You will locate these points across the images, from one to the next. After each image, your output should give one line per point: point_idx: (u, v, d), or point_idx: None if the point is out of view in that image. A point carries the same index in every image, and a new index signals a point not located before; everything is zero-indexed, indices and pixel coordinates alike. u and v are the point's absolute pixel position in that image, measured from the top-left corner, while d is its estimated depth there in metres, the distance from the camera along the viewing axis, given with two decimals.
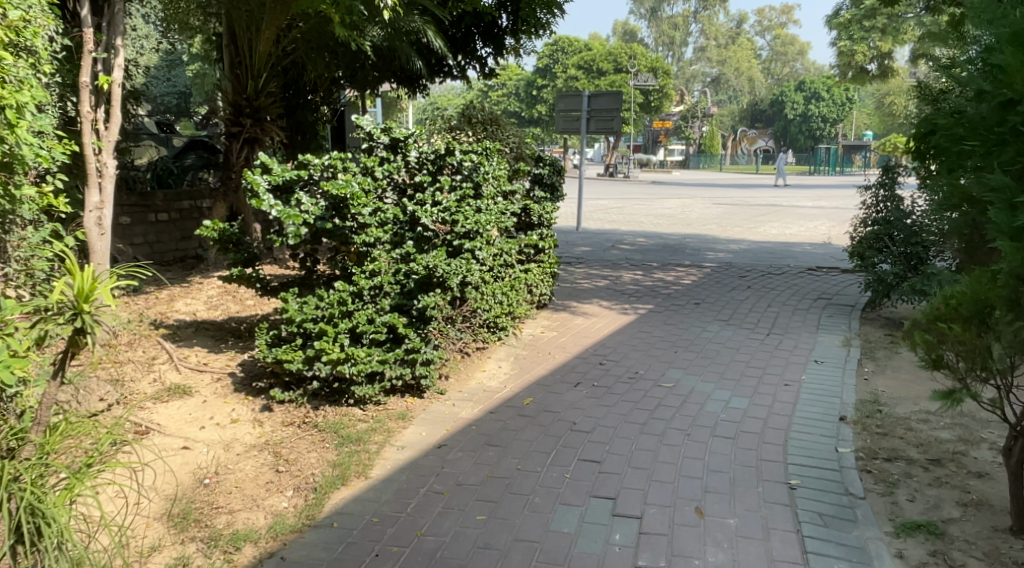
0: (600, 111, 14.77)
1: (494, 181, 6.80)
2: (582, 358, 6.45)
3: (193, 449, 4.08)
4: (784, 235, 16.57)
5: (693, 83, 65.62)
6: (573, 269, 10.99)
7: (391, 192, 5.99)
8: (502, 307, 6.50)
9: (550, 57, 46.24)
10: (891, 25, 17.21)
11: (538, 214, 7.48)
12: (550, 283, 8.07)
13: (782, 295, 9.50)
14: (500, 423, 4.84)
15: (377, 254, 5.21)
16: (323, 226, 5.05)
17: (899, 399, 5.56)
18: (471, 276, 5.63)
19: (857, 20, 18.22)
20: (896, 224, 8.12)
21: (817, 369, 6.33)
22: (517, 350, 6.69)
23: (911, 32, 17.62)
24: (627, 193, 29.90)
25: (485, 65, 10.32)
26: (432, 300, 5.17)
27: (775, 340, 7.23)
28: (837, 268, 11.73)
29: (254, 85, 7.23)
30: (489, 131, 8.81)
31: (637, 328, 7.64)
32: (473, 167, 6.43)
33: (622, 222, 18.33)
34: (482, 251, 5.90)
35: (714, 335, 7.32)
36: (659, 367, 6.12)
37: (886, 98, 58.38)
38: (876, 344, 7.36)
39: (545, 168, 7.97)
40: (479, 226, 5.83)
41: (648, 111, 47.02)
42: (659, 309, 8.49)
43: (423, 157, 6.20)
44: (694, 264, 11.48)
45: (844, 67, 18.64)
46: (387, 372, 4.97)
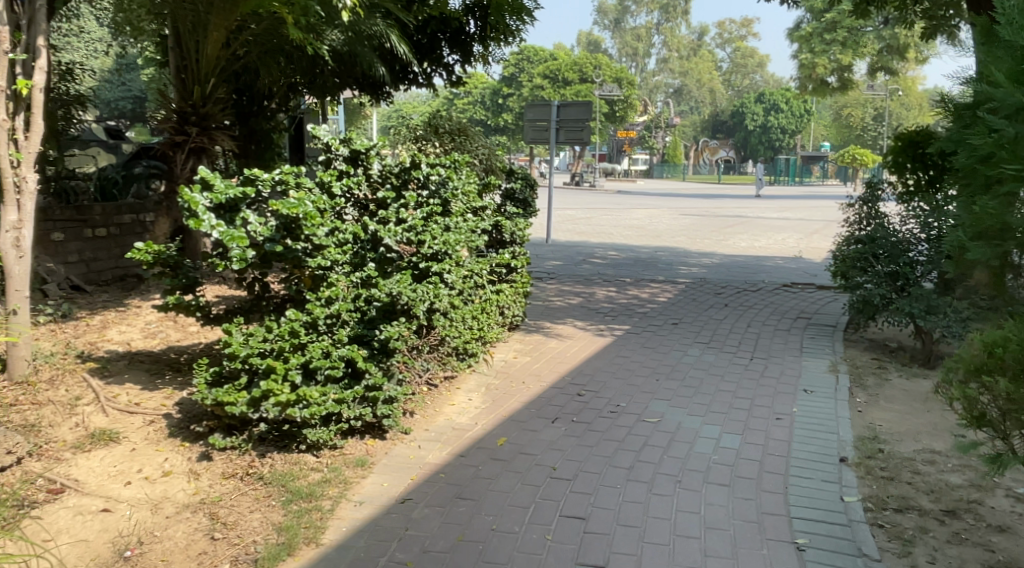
0: (569, 121, 14.39)
1: (463, 196, 6.32)
2: (558, 387, 5.99)
3: (115, 513, 3.58)
4: (754, 248, 16.30)
5: (656, 93, 65.83)
6: (544, 286, 10.54)
7: (352, 209, 5.50)
8: (472, 332, 6.01)
9: (516, 66, 45.99)
10: (852, 37, 17.16)
11: (510, 230, 7.04)
12: (523, 303, 7.59)
13: (761, 314, 9.12)
14: (472, 469, 4.36)
15: (336, 276, 4.76)
16: (272, 249, 4.52)
17: (900, 435, 5.17)
18: (439, 303, 5.16)
19: (817, 33, 18.15)
20: (881, 242, 7.59)
21: (807, 399, 5.90)
22: (488, 379, 6.21)
23: (871, 46, 17.59)
24: (593, 203, 29.64)
25: (452, 72, 9.86)
26: (395, 333, 4.70)
27: (760, 365, 6.84)
28: (813, 284, 11.42)
29: (201, 90, 6.64)
30: (456, 142, 8.35)
31: (614, 352, 7.20)
32: (440, 181, 5.97)
33: (591, 234, 17.95)
34: (450, 275, 5.42)
35: (696, 360, 6.91)
36: (640, 398, 5.68)
37: (846, 110, 59.11)
38: (865, 368, 6.99)
39: (516, 183, 7.54)
40: (447, 247, 5.37)
41: (613, 121, 46.98)
42: (636, 330, 8.07)
43: (388, 170, 5.72)
44: (667, 280, 11.09)
45: (805, 80, 18.45)
46: (344, 413, 4.47)
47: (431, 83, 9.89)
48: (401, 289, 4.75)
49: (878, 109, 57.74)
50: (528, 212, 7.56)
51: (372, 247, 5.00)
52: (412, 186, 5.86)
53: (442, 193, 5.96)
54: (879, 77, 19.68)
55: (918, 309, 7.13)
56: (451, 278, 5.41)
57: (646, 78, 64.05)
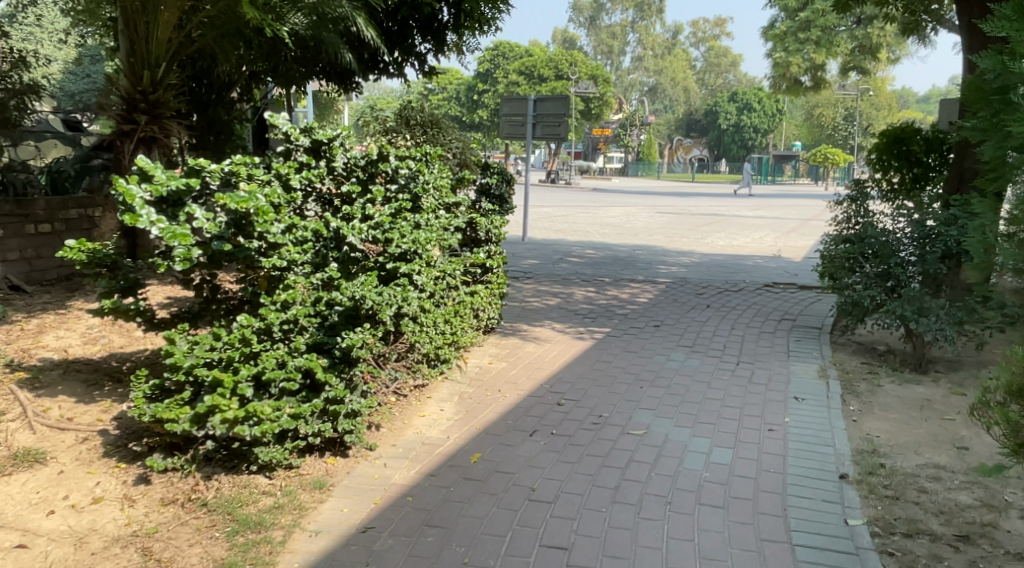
0: (546, 116, 14.01)
1: (434, 191, 5.93)
2: (536, 396, 5.60)
3: (31, 550, 3.27)
4: (732, 247, 16.02)
5: (631, 91, 65.67)
6: (520, 286, 10.16)
7: (314, 203, 5.10)
8: (443, 337, 5.62)
9: (491, 62, 45.61)
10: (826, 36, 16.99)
11: (485, 228, 6.64)
12: (499, 305, 7.19)
13: (745, 315, 8.79)
14: (443, 491, 3.99)
15: (294, 277, 4.38)
16: (219, 249, 4.10)
17: (900, 448, 4.83)
18: (408, 307, 4.76)
19: (792, 32, 17.89)
20: (869, 240, 7.13)
21: (799, 408, 5.54)
22: (461, 387, 5.81)
23: (844, 45, 17.38)
24: (569, 201, 29.32)
25: (424, 62, 9.42)
26: (359, 341, 4.31)
27: (746, 370, 6.50)
28: (795, 284, 11.12)
29: (152, 76, 6.25)
30: (428, 135, 7.95)
31: (594, 357, 6.82)
32: (410, 175, 5.59)
33: (568, 231, 17.61)
34: (418, 276, 5.01)
35: (680, 365, 6.55)
36: (623, 407, 5.32)
37: (817, 109, 59.37)
38: (855, 373, 6.67)
39: (492, 178, 7.12)
40: (417, 247, 4.98)
41: (588, 118, 46.76)
42: (617, 333, 7.72)
43: (353, 163, 5.35)
44: (647, 280, 10.74)
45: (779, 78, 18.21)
46: (301, 429, 4.07)
47: (402, 73, 9.45)
48: (365, 294, 4.35)
49: (849, 109, 58.04)
50: (503, 209, 7.17)
51: (335, 246, 4.64)
52: (381, 180, 5.51)
53: (410, 187, 5.58)
54: (851, 76, 19.51)
55: (908, 311, 6.73)
56: (421, 280, 5.01)
57: (621, 76, 63.89)
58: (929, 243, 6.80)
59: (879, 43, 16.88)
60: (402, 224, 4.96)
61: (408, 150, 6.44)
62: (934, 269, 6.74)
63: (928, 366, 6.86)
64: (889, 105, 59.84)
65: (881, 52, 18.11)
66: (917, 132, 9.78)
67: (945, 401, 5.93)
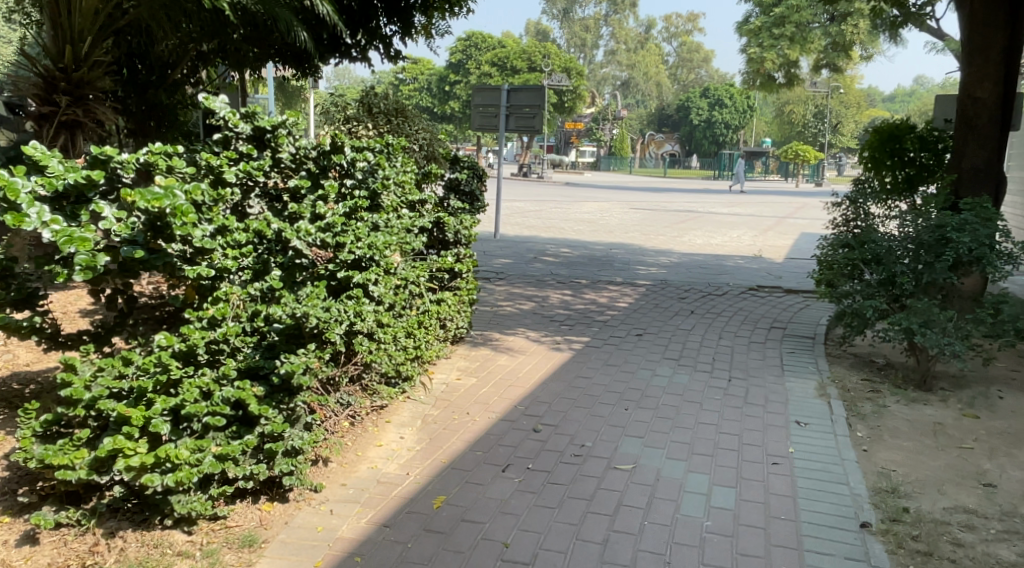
0: (520, 108, 13.37)
1: (396, 187, 5.30)
2: (509, 420, 4.98)
3: None
4: (710, 246, 15.50)
5: (604, 86, 65.30)
6: (492, 288, 9.51)
7: (257, 197, 4.56)
8: (404, 355, 4.99)
9: (463, 53, 44.88)
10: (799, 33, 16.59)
11: (453, 229, 5.98)
12: (468, 312, 6.55)
13: (732, 322, 8.24)
14: (400, 548, 3.39)
15: (230, 288, 3.82)
16: (129, 255, 3.41)
17: (922, 485, 4.27)
18: (362, 324, 4.13)
19: (766, 28, 17.44)
20: (870, 245, 6.54)
21: (801, 434, 4.96)
22: (424, 408, 5.18)
23: (819, 43, 16.96)
24: (542, 196, 28.75)
25: (390, 45, 8.73)
26: (301, 365, 3.63)
27: (739, 388, 5.91)
28: (779, 287, 10.60)
29: (75, 51, 5.66)
30: (392, 124, 7.27)
31: (573, 372, 6.19)
32: (367, 168, 5.00)
33: (542, 228, 17.02)
34: (374, 288, 4.35)
35: (667, 382, 5.95)
36: (606, 434, 4.73)
37: (787, 107, 59.38)
38: (856, 391, 6.11)
39: (462, 172, 6.43)
40: (373, 253, 4.36)
41: (562, 112, 46.15)
42: (595, 343, 7.10)
43: (303, 153, 4.78)
44: (626, 282, 10.16)
45: (753, 75, 17.82)
46: (229, 472, 3.42)
47: (367, 58, 8.78)
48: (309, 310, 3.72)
49: (818, 107, 58.10)
50: (474, 208, 6.51)
51: (280, 249, 4.04)
52: (335, 173, 4.92)
53: (368, 183, 4.98)
54: (823, 73, 19.07)
55: (913, 323, 6.12)
56: (378, 291, 4.36)
57: (594, 70, 63.44)
58: (933, 249, 6.16)
59: (851, 41, 16.14)
60: (357, 226, 4.35)
61: (367, 140, 5.83)
62: (943, 280, 6.12)
63: (933, 383, 6.31)
64: (858, 104, 59.99)
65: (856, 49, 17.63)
66: (910, 130, 9.29)
67: (959, 425, 5.38)
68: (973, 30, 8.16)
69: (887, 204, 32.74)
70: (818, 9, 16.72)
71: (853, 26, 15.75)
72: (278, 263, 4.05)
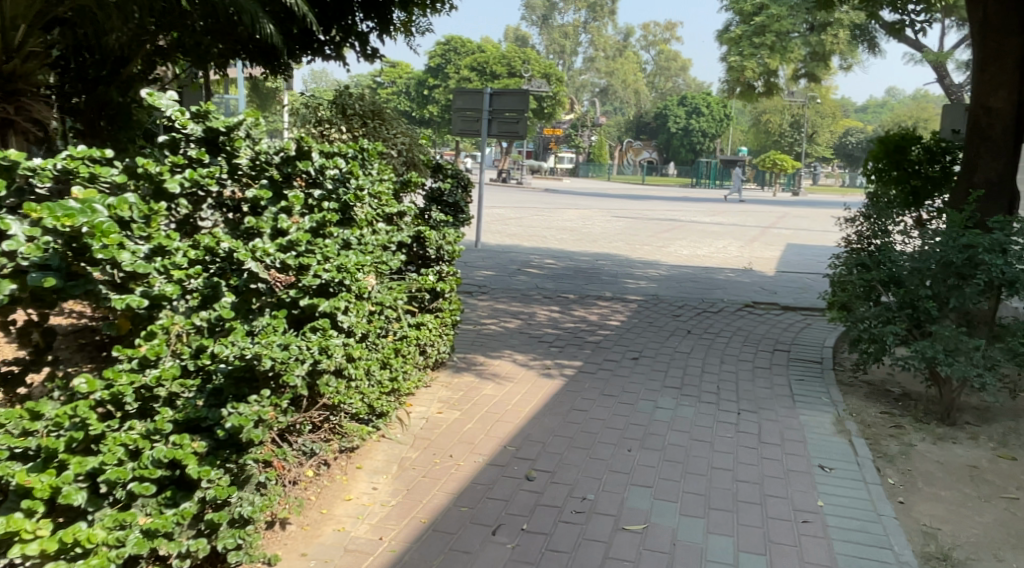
0: (502, 112, 12.79)
1: (371, 198, 4.70)
2: (499, 464, 4.37)
3: None
4: (697, 257, 15.00)
5: (582, 93, 64.95)
6: (474, 303, 8.90)
7: (210, 205, 4.12)
8: (377, 390, 4.37)
9: (442, 57, 44.28)
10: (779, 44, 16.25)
11: (435, 244, 5.36)
12: (450, 335, 5.92)
13: (733, 344, 7.69)
14: None
15: (170, 316, 3.30)
16: (39, 282, 2.78)
17: (977, 551, 3.74)
18: (332, 361, 3.50)
19: (746, 37, 16.96)
20: (889, 264, 6.01)
21: (829, 482, 4.39)
22: (401, 449, 4.56)
23: (797, 53, 16.60)
24: (523, 202, 28.16)
25: (366, 42, 8.11)
26: (251, 418, 3.00)
27: (749, 422, 5.34)
28: (775, 303, 10.09)
29: (10, 39, 5.42)
30: (369, 127, 6.66)
31: (565, 403, 5.59)
32: (335, 176, 4.40)
33: (523, 237, 16.44)
34: (344, 319, 3.71)
35: (670, 415, 5.36)
36: (609, 483, 4.16)
37: (764, 116, 59.40)
38: (876, 426, 5.56)
39: (445, 182, 5.80)
40: (343, 277, 3.75)
41: (541, 118, 45.57)
42: (589, 368, 6.50)
43: (265, 157, 4.26)
44: (616, 298, 9.60)
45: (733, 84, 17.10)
46: (160, 550, 2.83)
47: (342, 56, 8.15)
48: (262, 352, 3.10)
49: (794, 116, 58.20)
50: (458, 221, 5.87)
51: (234, 270, 3.54)
52: (301, 181, 4.36)
53: (336, 193, 4.39)
54: (801, 83, 18.87)
55: (937, 351, 5.58)
56: (348, 323, 3.73)
57: (573, 77, 63.12)
58: (961, 271, 5.60)
59: (830, 51, 16.49)
60: (326, 245, 3.76)
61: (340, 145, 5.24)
62: (973, 305, 5.55)
63: (957, 417, 5.78)
64: (834, 114, 60.09)
65: (839, 59, 17.28)
66: (916, 141, 8.80)
67: (996, 469, 4.85)
68: (985, 34, 7.42)
69: (867, 214, 32.63)
70: (797, 18, 16.45)
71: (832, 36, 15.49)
72: (229, 287, 3.56)
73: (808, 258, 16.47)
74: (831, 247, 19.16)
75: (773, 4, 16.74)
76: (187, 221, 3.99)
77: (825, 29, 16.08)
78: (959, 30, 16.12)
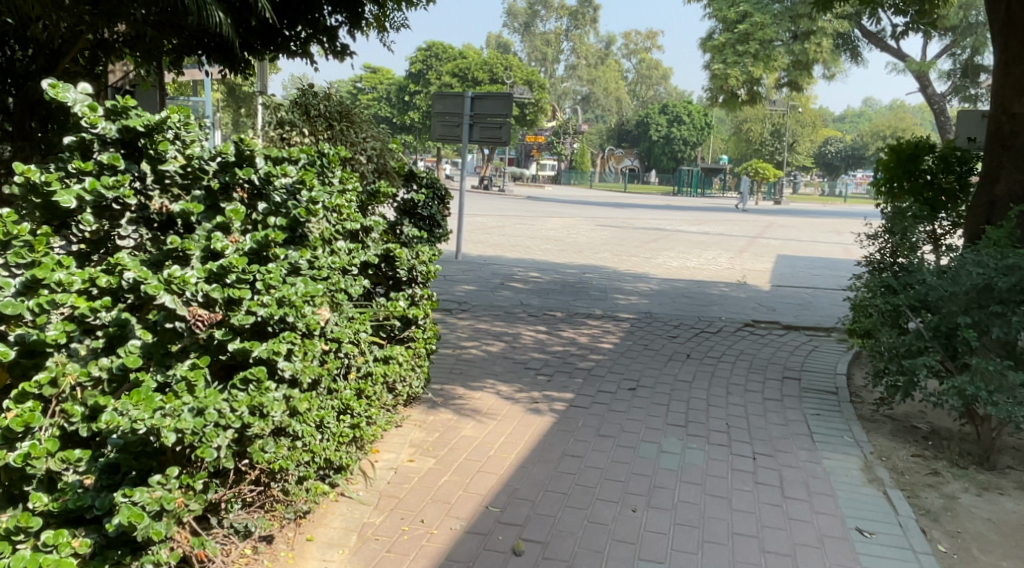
0: (484, 117, 12.08)
1: (331, 212, 3.96)
2: (480, 533, 3.68)
3: None
4: (687, 270, 14.35)
5: (564, 101, 64.48)
6: (453, 323, 8.17)
7: (128, 219, 3.39)
8: (329, 442, 3.61)
9: (423, 63, 43.49)
10: (762, 51, 15.93)
11: (407, 264, 4.63)
12: (425, 366, 5.17)
13: (738, 369, 7.02)
14: None
15: (62, 364, 2.70)
16: None
17: None
18: (268, 422, 2.78)
19: (730, 45, 16.54)
20: (919, 288, 5.32)
21: (873, 553, 3.73)
22: (363, 512, 3.83)
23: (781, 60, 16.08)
24: (504, 211, 27.44)
25: (335, 38, 7.38)
26: (149, 510, 2.38)
27: (767, 470, 4.66)
28: (776, 321, 9.45)
29: None
30: (335, 130, 5.91)
31: (556, 446, 4.87)
32: (283, 185, 3.66)
33: (506, 248, 15.71)
34: (284, 365, 2.95)
35: (678, 463, 4.67)
36: (613, 559, 3.53)
37: (745, 125, 59.23)
38: (910, 473, 4.89)
39: (420, 192, 5.05)
40: (286, 311, 3.01)
41: (523, 125, 44.86)
42: (582, 401, 5.78)
43: (198, 160, 3.50)
44: (607, 316, 8.91)
45: (716, 92, 16.65)
46: None
47: (309, 52, 7.40)
48: (161, 425, 2.44)
49: (775, 126, 58.11)
50: (433, 237, 5.12)
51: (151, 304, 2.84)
52: (241, 191, 3.62)
53: (283, 205, 3.64)
54: (783, 92, 18.39)
55: (978, 388, 4.88)
56: (290, 369, 2.98)
57: (555, 84, 62.55)
58: (1005, 297, 4.90)
59: (814, 60, 15.93)
60: (267, 269, 3.05)
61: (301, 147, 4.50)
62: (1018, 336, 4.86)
63: (998, 460, 5.12)
64: (815, 123, 60.05)
65: (824, 67, 16.75)
66: (931, 149, 8.12)
67: None
68: (1008, 36, 6.73)
69: (852, 222, 32.26)
70: (781, 27, 15.99)
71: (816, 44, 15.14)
72: (141, 325, 2.84)
73: (800, 269, 15.88)
74: (820, 257, 18.62)
75: (757, 11, 16.32)
76: (104, 238, 3.39)
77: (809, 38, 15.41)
78: (946, 39, 15.66)
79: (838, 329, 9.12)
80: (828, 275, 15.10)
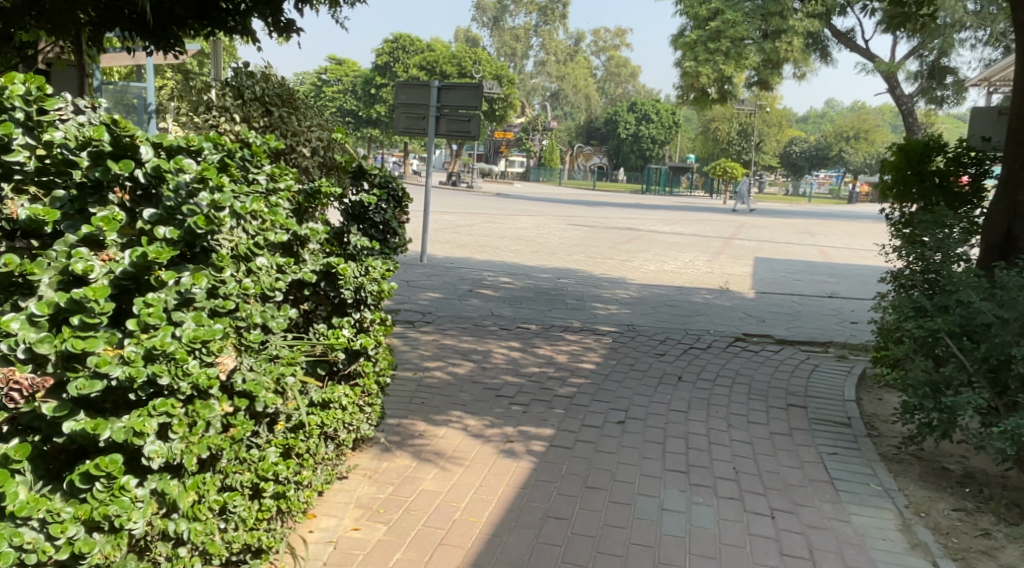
0: (452, 109, 11.14)
1: (250, 218, 3.04)
2: None
3: None
4: (665, 274, 13.57)
5: (533, 96, 63.73)
6: (415, 338, 7.26)
7: None
8: (233, 533, 2.71)
9: (390, 55, 42.66)
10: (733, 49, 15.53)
11: (353, 283, 3.72)
12: (379, 405, 4.26)
13: (737, 394, 6.20)
14: None
15: None
16: None
17: None
18: (121, 538, 2.22)
19: (702, 41, 16.45)
20: (961, 313, 4.53)
21: None
22: None
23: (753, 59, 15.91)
24: (473, 208, 26.55)
25: (278, 12, 6.45)
26: None
27: (791, 536, 3.87)
28: (768, 334, 8.67)
29: None
30: (272, 117, 4.99)
31: (535, 504, 3.99)
32: (176, 185, 2.70)
33: (475, 248, 14.84)
34: (149, 442, 2.26)
35: (684, 527, 3.86)
36: None
37: (714, 123, 58.88)
38: (958, 535, 4.09)
39: (372, 193, 4.12)
40: (156, 371, 2.26)
41: (492, 120, 43.78)
42: (563, 440, 4.90)
43: (62, 148, 2.59)
44: (586, 330, 8.06)
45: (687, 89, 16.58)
46: None
47: (251, 27, 6.56)
48: None
49: (742, 125, 57.83)
50: (386, 248, 4.20)
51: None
52: (120, 191, 2.71)
53: (179, 210, 2.68)
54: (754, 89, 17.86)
55: None
56: (159, 456, 2.29)
57: (524, 80, 61.76)
58: None
59: (784, 59, 14.98)
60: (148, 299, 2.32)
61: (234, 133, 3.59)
62: None
63: None
64: (781, 123, 59.93)
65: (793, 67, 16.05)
66: (943, 147, 7.29)
67: None
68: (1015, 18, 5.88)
69: (823, 221, 31.84)
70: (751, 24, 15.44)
71: (786, 43, 14.48)
72: None
73: (778, 273, 15.20)
74: (798, 260, 17.97)
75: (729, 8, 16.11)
76: None
77: (778, 36, 14.75)
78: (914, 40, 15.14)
79: (834, 344, 8.34)
80: (810, 280, 14.43)
